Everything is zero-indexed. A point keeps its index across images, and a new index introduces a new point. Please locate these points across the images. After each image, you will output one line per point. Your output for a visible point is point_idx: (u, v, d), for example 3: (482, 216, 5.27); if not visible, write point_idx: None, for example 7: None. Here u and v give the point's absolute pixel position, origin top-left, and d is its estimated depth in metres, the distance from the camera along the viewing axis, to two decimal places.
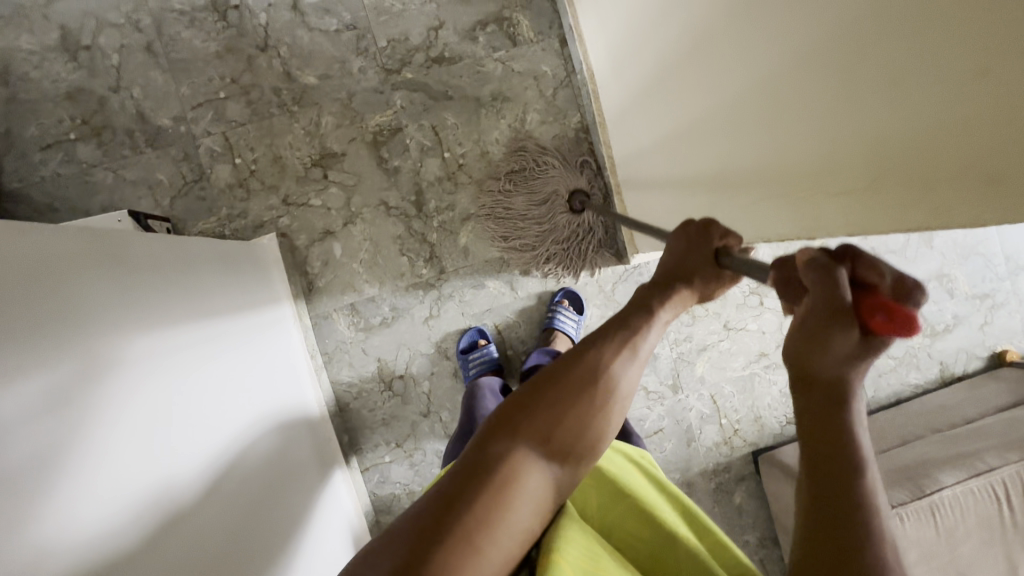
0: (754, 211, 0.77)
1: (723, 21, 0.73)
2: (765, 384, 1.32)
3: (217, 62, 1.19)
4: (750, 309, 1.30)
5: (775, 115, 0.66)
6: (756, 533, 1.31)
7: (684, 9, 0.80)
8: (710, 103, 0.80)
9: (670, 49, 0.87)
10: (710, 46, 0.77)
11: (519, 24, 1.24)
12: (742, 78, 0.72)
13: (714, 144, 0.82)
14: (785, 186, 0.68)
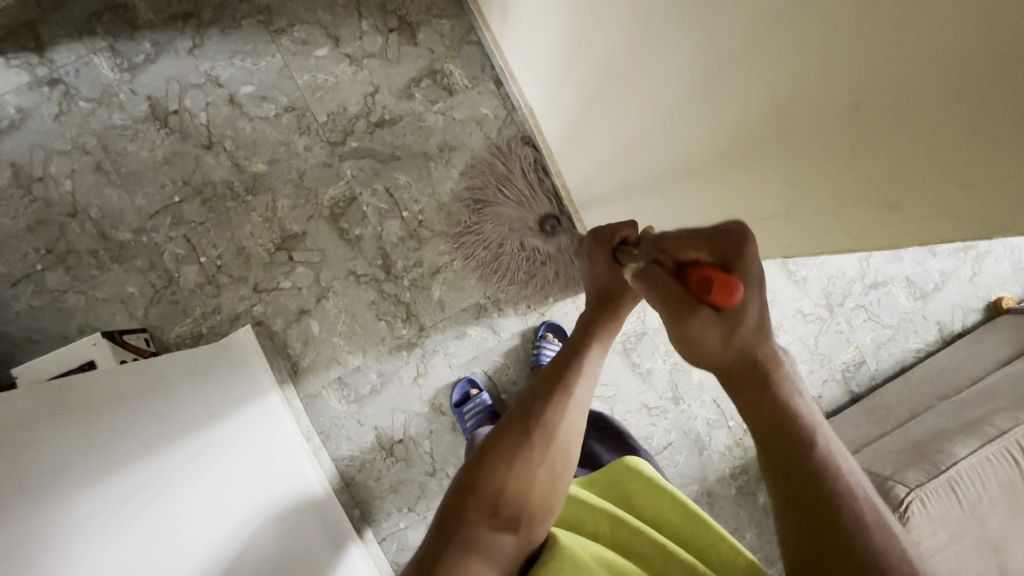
0: None
1: (633, 55, 0.74)
2: None
3: (167, 168, 1.21)
4: None
5: (699, 137, 0.66)
6: None
7: (594, 47, 0.81)
8: (637, 134, 0.81)
9: (592, 84, 0.87)
10: (626, 77, 0.77)
11: (452, 73, 1.26)
12: (660, 108, 0.72)
13: (651, 172, 0.82)
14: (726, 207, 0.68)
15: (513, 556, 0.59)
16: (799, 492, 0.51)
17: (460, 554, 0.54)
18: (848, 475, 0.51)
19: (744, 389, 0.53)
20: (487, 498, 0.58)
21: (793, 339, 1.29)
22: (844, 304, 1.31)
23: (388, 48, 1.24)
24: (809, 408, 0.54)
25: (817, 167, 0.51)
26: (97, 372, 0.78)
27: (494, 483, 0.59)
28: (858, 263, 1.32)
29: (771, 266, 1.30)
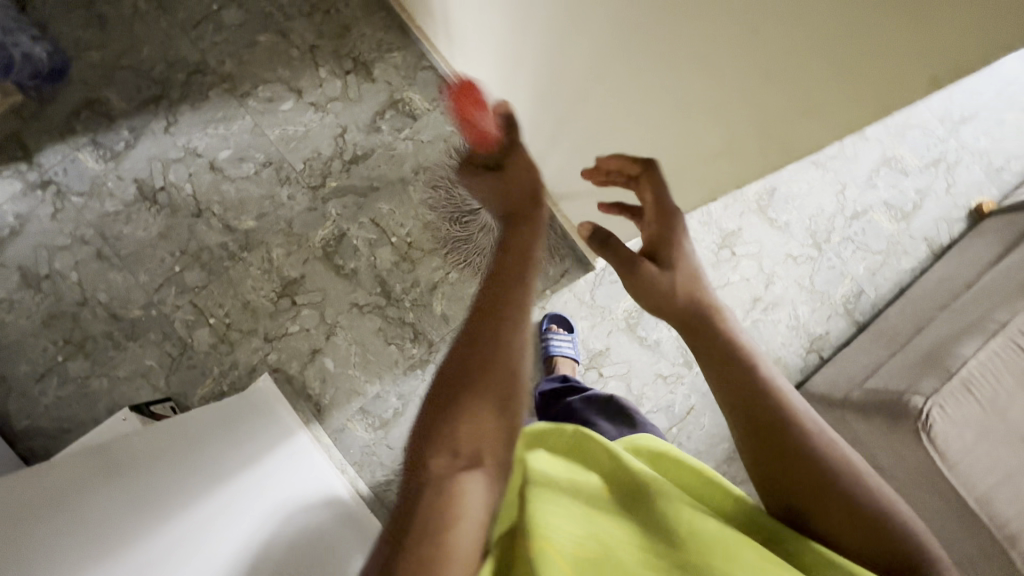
0: None
1: (556, 48, 0.79)
2: (771, 326, 1.31)
3: (163, 242, 1.27)
4: (726, 263, 1.31)
5: (650, 120, 0.72)
6: None
7: (524, 48, 0.88)
8: (582, 115, 0.86)
9: (533, 83, 0.94)
10: (569, 83, 0.83)
11: (412, 100, 1.32)
12: (592, 85, 0.78)
13: (601, 148, 0.87)
14: (670, 158, 0.73)
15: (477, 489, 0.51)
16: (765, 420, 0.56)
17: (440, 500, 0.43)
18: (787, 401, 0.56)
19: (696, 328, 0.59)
20: (449, 438, 0.44)
21: (789, 283, 1.32)
22: (830, 240, 1.35)
23: (348, 90, 1.31)
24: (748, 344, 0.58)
25: (727, 103, 0.57)
26: (144, 429, 0.85)
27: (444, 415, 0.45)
28: (835, 198, 1.35)
29: (752, 218, 1.34)
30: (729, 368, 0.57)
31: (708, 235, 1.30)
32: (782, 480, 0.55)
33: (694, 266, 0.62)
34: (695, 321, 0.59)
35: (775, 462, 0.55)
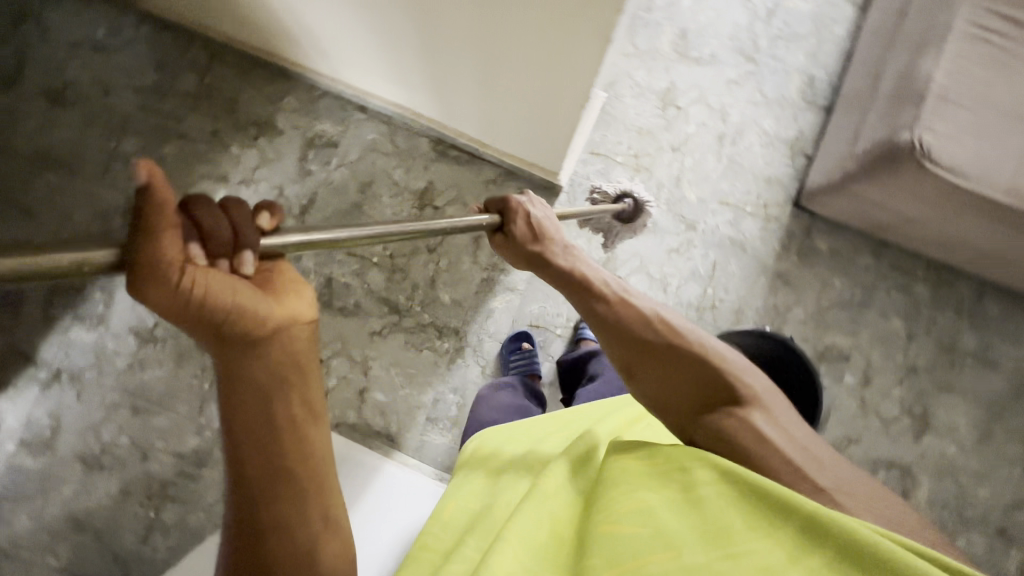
0: (565, 69, 0.79)
1: (401, 1, 0.81)
2: (746, 152, 1.32)
3: (183, 369, 1.31)
4: (677, 119, 1.32)
5: (513, 30, 0.75)
6: (865, 253, 1.31)
7: (380, 20, 0.89)
8: (462, 49, 0.87)
9: (409, 47, 0.95)
10: (434, 32, 0.85)
11: (325, 130, 1.34)
12: (450, 13, 0.78)
13: (495, 66, 0.87)
14: (552, 29, 0.71)
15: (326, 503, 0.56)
16: (655, 355, 0.70)
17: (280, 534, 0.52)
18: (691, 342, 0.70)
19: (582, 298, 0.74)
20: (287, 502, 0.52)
21: (741, 107, 1.33)
22: (760, 48, 1.34)
23: (267, 153, 1.34)
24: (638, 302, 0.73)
25: None
26: None
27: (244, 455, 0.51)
28: (745, 7, 1.35)
29: (680, 65, 1.34)
30: (606, 313, 0.72)
31: (646, 103, 1.33)
32: (679, 404, 0.68)
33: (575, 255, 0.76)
34: (581, 289, 0.74)
35: (635, 382, 0.71)
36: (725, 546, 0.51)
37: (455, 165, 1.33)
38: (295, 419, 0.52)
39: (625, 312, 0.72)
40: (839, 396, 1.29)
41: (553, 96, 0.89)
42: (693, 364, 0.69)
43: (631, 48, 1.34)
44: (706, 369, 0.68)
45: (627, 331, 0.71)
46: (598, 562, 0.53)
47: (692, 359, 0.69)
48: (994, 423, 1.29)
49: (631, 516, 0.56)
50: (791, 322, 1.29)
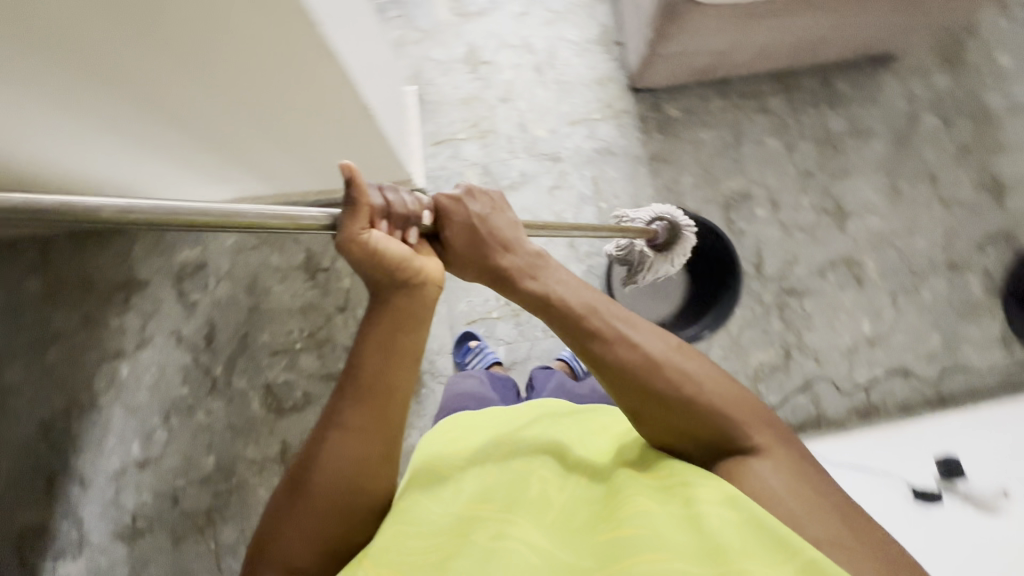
0: (331, 91, 0.81)
1: (156, 109, 0.81)
2: (566, 68, 1.35)
3: (179, 545, 1.23)
4: (491, 74, 1.35)
5: (262, 83, 0.76)
6: (715, 96, 1.35)
7: (156, 134, 0.90)
8: (241, 122, 0.87)
9: (201, 146, 0.96)
10: (204, 120, 0.86)
11: (186, 258, 1.32)
12: (203, 98, 0.79)
13: (279, 122, 0.87)
14: (291, 66, 0.73)
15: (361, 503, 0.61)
16: (668, 405, 0.59)
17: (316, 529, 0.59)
18: (705, 389, 0.60)
19: (569, 335, 0.63)
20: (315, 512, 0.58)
21: (540, 32, 1.35)
22: None
23: (146, 307, 1.30)
24: (647, 346, 0.62)
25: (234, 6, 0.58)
26: None
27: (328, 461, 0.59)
28: None
29: (467, 24, 1.35)
30: (603, 361, 0.61)
31: (456, 74, 1.34)
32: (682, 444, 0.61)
33: (564, 289, 0.65)
34: (581, 330, 0.62)
35: (641, 422, 0.61)
36: (719, 562, 0.47)
37: (321, 222, 1.32)
38: (362, 457, 0.60)
39: (630, 351, 0.61)
40: (760, 230, 1.34)
41: (347, 121, 0.90)
42: (714, 413, 0.59)
43: (417, 35, 1.35)
44: (725, 412, 0.59)
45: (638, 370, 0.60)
46: (590, 561, 0.51)
47: (715, 399, 0.60)
48: (896, 179, 1.36)
49: (640, 518, 0.52)
50: (686, 192, 1.33)
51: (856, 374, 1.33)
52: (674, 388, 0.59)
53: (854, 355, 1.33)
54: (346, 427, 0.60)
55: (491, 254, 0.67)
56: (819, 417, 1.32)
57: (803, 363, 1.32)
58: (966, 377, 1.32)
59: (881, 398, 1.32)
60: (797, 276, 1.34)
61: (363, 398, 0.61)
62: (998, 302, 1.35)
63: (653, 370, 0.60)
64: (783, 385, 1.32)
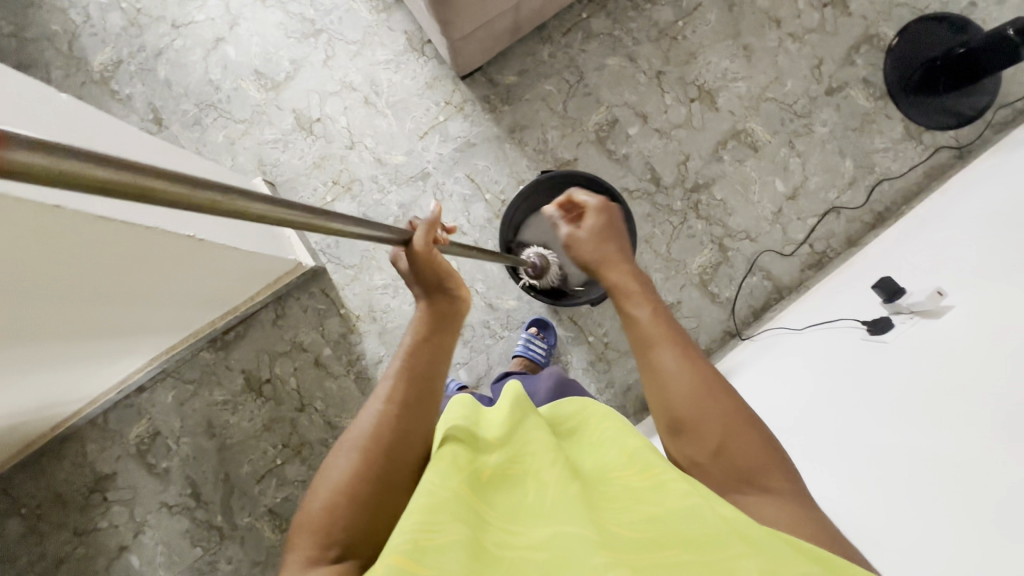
0: (163, 247, 0.81)
1: (27, 356, 0.81)
2: (393, 88, 1.33)
3: None
4: (328, 128, 1.33)
5: (100, 284, 0.77)
6: (541, 45, 1.33)
7: (45, 366, 0.90)
8: (109, 314, 0.87)
9: (89, 349, 0.95)
10: (77, 335, 0.86)
11: (138, 433, 1.31)
12: (64, 324, 0.79)
13: (140, 292, 0.88)
14: (115, 256, 0.74)
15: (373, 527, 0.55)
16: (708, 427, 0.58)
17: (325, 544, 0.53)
18: (751, 432, 0.58)
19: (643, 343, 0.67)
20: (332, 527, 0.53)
21: (353, 67, 1.33)
22: (312, 16, 1.34)
23: (125, 495, 1.30)
24: (711, 374, 0.61)
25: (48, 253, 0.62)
26: None
27: (380, 428, 0.60)
28: (268, 5, 1.34)
29: (282, 94, 1.33)
30: (656, 370, 0.62)
31: (297, 144, 1.33)
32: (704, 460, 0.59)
33: (656, 311, 0.68)
34: (646, 343, 0.65)
35: (677, 436, 0.60)
36: (714, 551, 0.44)
37: (244, 339, 1.31)
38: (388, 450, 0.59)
39: (678, 359, 0.62)
40: (641, 146, 1.33)
41: (200, 255, 0.91)
42: (746, 450, 0.57)
43: (242, 126, 1.33)
44: (749, 458, 0.56)
45: (680, 374, 0.61)
46: (593, 534, 0.47)
47: (746, 429, 0.58)
48: (742, 38, 1.35)
49: (645, 520, 0.49)
50: (557, 146, 1.33)
51: (792, 233, 1.32)
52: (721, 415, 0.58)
53: (782, 217, 1.32)
54: (400, 405, 0.62)
55: (601, 253, 0.76)
56: (777, 288, 1.32)
57: (739, 247, 1.32)
58: (890, 187, 1.33)
59: (824, 243, 1.32)
60: (696, 171, 1.33)
61: (414, 379, 0.65)
62: (889, 103, 1.34)
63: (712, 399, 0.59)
64: (731, 277, 1.32)
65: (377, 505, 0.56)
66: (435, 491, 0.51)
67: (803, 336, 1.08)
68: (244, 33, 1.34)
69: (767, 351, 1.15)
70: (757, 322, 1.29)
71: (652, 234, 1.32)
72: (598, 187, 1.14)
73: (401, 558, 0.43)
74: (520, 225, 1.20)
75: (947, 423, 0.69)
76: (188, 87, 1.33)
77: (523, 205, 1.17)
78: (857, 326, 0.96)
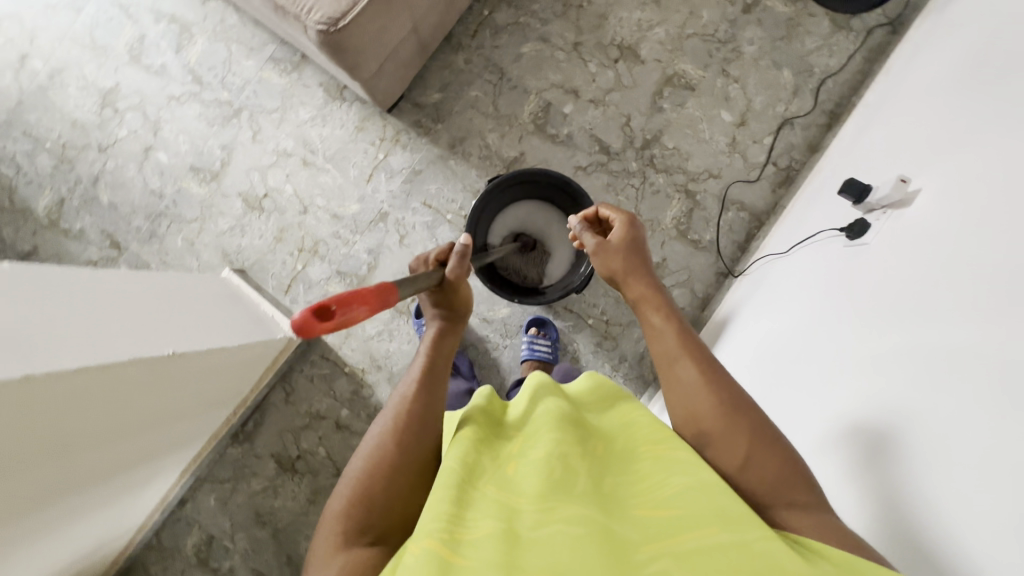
0: (151, 371, 0.82)
1: (64, 516, 0.83)
2: (326, 142, 1.33)
3: None
4: (277, 200, 1.33)
5: (102, 427, 0.78)
6: (453, 54, 1.32)
7: (83, 515, 0.92)
8: (126, 449, 0.89)
9: (119, 485, 0.97)
10: (102, 479, 0.88)
11: (193, 543, 1.33)
12: (86, 475, 0.81)
13: (146, 419, 0.90)
14: (105, 398, 0.75)
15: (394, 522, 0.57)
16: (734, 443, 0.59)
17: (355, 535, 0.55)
18: (778, 442, 0.58)
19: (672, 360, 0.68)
20: (361, 521, 0.56)
21: (282, 134, 1.33)
22: (227, 97, 1.34)
23: None
24: (736, 389, 0.62)
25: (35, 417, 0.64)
26: None
27: (409, 410, 0.63)
28: (181, 100, 1.34)
29: (222, 181, 1.33)
30: (678, 384, 0.65)
31: (252, 224, 1.33)
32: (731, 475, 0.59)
33: (683, 327, 0.70)
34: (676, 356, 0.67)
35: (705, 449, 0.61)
36: (745, 535, 0.44)
37: (263, 425, 1.33)
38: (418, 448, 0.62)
39: (697, 373, 0.64)
40: (581, 121, 1.31)
41: (190, 364, 0.92)
42: (773, 463, 0.57)
43: (196, 224, 1.34)
44: (774, 471, 0.56)
45: (699, 385, 0.63)
46: (636, 534, 0.48)
47: (770, 443, 0.58)
48: None
49: (679, 496, 0.50)
50: (499, 147, 1.32)
51: (753, 158, 1.30)
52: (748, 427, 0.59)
53: (738, 145, 1.31)
54: (426, 403, 0.65)
55: (629, 273, 0.78)
56: (754, 216, 1.30)
57: (706, 188, 1.30)
58: (835, 83, 1.30)
59: (787, 158, 1.30)
60: (641, 127, 1.31)
61: (435, 383, 0.67)
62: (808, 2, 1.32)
63: (739, 412, 0.60)
64: (708, 219, 1.31)
65: (401, 490, 0.59)
66: (467, 486, 0.54)
67: (787, 270, 1.06)
68: (168, 135, 1.34)
69: (759, 292, 1.12)
70: (745, 255, 1.28)
71: (617, 202, 1.31)
72: (568, 184, 1.12)
73: (436, 543, 0.46)
74: (490, 224, 1.19)
75: (958, 309, 0.63)
76: (134, 203, 1.34)
77: (492, 204, 1.16)
78: (837, 235, 0.94)
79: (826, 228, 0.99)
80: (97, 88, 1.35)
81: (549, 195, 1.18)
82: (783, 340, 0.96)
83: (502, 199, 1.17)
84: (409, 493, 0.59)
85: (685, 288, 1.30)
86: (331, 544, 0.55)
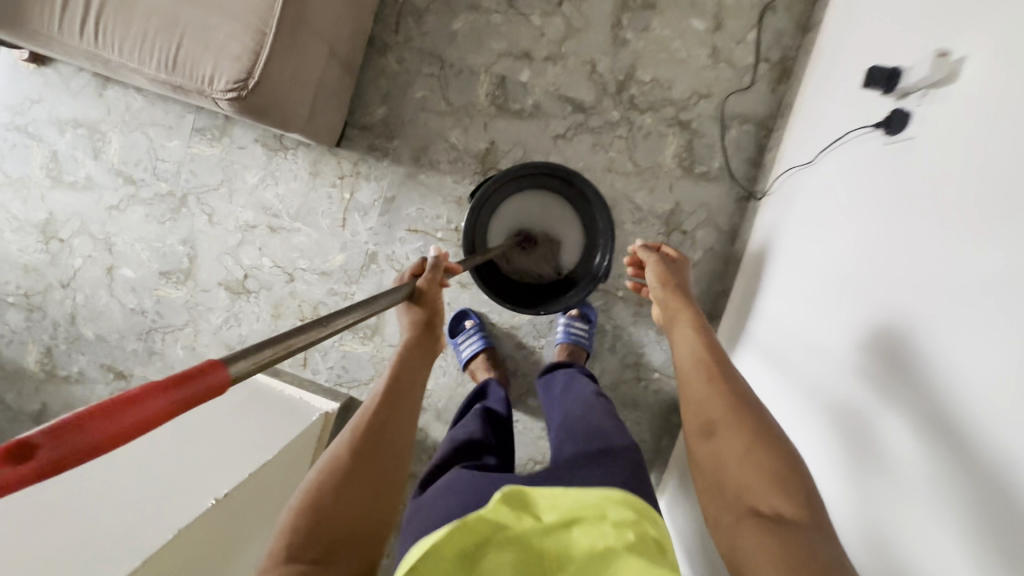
0: (183, 536, 0.77)
1: None
2: (286, 200, 1.21)
3: None
4: (259, 276, 1.23)
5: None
6: (383, 60, 1.18)
7: None
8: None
9: None
10: None
11: None
12: None
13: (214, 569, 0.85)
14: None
15: (357, 522, 0.58)
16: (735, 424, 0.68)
17: (318, 528, 0.56)
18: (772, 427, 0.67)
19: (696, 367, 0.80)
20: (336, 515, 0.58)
21: (238, 206, 1.22)
22: (167, 188, 1.22)
23: None
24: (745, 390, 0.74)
25: None
26: None
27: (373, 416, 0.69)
28: (123, 207, 1.22)
29: (197, 277, 1.24)
30: (692, 386, 0.76)
31: (245, 309, 1.25)
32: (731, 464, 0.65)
33: (709, 341, 0.83)
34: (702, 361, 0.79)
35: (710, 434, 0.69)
36: None
37: None
38: (382, 447, 0.66)
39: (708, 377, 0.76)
40: (544, 84, 1.17)
41: (225, 503, 0.86)
42: (764, 449, 0.64)
43: (189, 328, 1.25)
44: (761, 455, 0.63)
45: (709, 389, 0.74)
46: None
47: (772, 456, 0.62)
48: None
49: None
50: (467, 142, 1.18)
51: (740, 61, 1.15)
52: (747, 414, 0.69)
53: (721, 53, 1.15)
54: (392, 409, 0.71)
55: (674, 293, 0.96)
56: (760, 125, 1.17)
57: (700, 112, 1.17)
58: None
59: (777, 48, 1.15)
60: (610, 69, 1.16)
61: (399, 393, 0.74)
62: None
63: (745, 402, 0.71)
64: (712, 145, 1.18)
65: (371, 495, 0.61)
66: None
67: (815, 197, 0.94)
68: (124, 247, 1.24)
69: (793, 221, 1.00)
70: (762, 171, 1.16)
71: (610, 159, 1.18)
72: (571, 175, 1.00)
73: None
74: (487, 228, 1.08)
75: None
76: (120, 327, 1.26)
77: (487, 207, 1.05)
78: (874, 130, 0.80)
79: (859, 126, 0.84)
80: (35, 225, 1.24)
81: (543, 182, 1.06)
82: (803, 307, 0.88)
83: (497, 199, 1.06)
84: (375, 495, 0.61)
85: (709, 227, 1.20)
86: (298, 534, 0.56)
